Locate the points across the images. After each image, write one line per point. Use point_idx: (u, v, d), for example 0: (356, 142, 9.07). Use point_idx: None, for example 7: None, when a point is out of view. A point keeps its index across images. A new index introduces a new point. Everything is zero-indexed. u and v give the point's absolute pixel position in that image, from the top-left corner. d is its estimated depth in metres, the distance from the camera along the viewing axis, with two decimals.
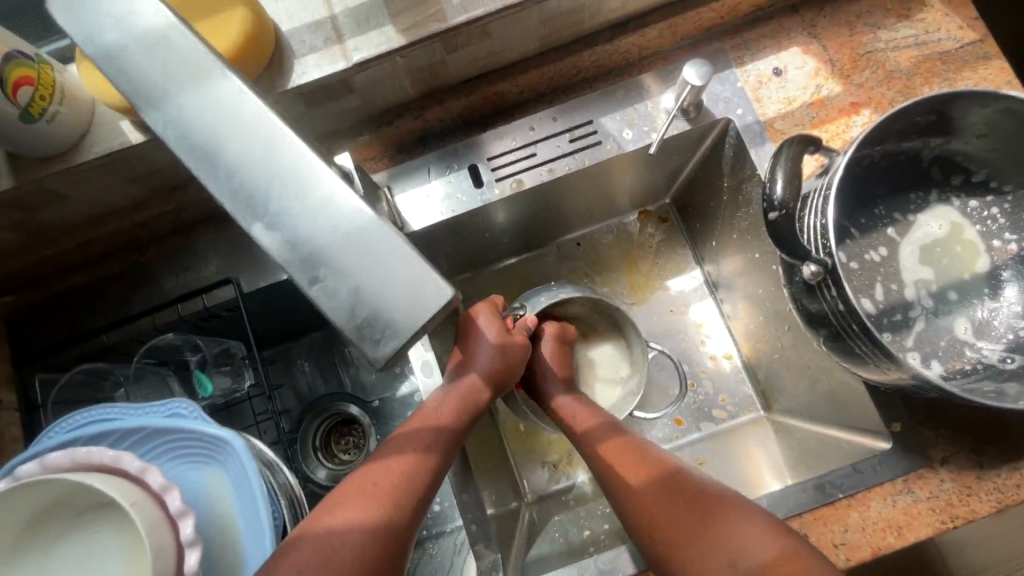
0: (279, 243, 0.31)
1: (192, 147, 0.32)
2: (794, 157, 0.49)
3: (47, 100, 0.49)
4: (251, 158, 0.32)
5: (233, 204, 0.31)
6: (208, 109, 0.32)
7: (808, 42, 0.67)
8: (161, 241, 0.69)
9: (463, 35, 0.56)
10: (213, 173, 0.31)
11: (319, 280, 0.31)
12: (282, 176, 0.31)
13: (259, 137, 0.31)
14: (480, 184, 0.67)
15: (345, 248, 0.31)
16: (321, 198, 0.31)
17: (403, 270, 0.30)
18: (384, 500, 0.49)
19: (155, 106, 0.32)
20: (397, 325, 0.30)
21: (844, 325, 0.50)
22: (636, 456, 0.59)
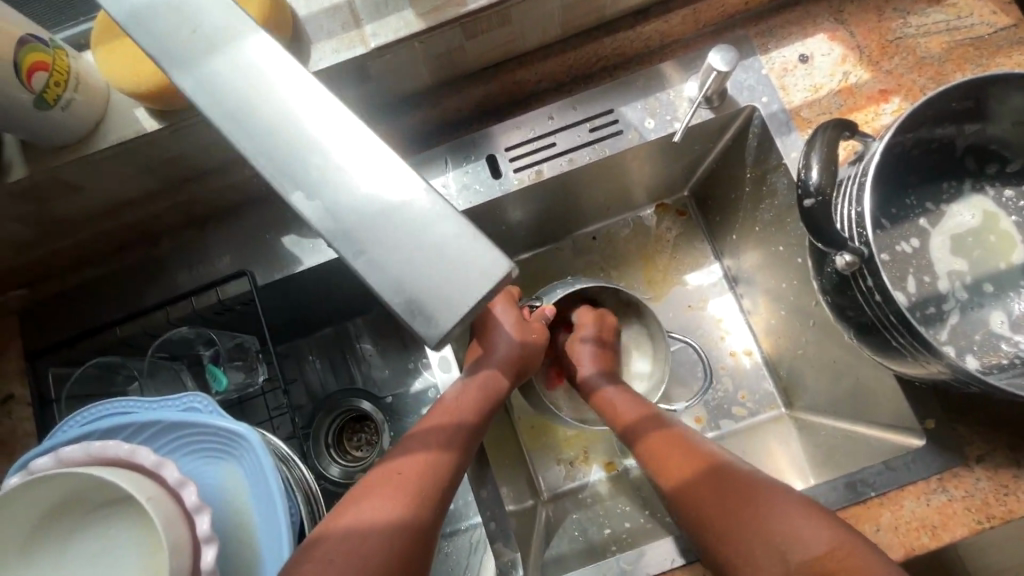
0: (320, 212, 0.26)
1: (223, 110, 0.27)
2: (829, 143, 0.47)
3: (61, 87, 0.48)
4: (286, 117, 0.27)
5: (266, 170, 0.26)
6: (239, 64, 0.27)
7: (835, 28, 0.65)
8: (175, 234, 0.68)
9: (483, 20, 0.54)
10: (243, 135, 0.27)
11: (364, 254, 0.25)
12: (322, 137, 0.26)
13: (295, 94, 0.27)
14: (498, 174, 0.65)
15: (392, 213, 0.25)
16: (367, 160, 0.26)
17: (458, 238, 0.25)
18: (409, 492, 0.47)
19: (177, 63, 0.27)
20: (455, 304, 0.24)
21: (880, 317, 0.48)
22: (678, 450, 0.57)
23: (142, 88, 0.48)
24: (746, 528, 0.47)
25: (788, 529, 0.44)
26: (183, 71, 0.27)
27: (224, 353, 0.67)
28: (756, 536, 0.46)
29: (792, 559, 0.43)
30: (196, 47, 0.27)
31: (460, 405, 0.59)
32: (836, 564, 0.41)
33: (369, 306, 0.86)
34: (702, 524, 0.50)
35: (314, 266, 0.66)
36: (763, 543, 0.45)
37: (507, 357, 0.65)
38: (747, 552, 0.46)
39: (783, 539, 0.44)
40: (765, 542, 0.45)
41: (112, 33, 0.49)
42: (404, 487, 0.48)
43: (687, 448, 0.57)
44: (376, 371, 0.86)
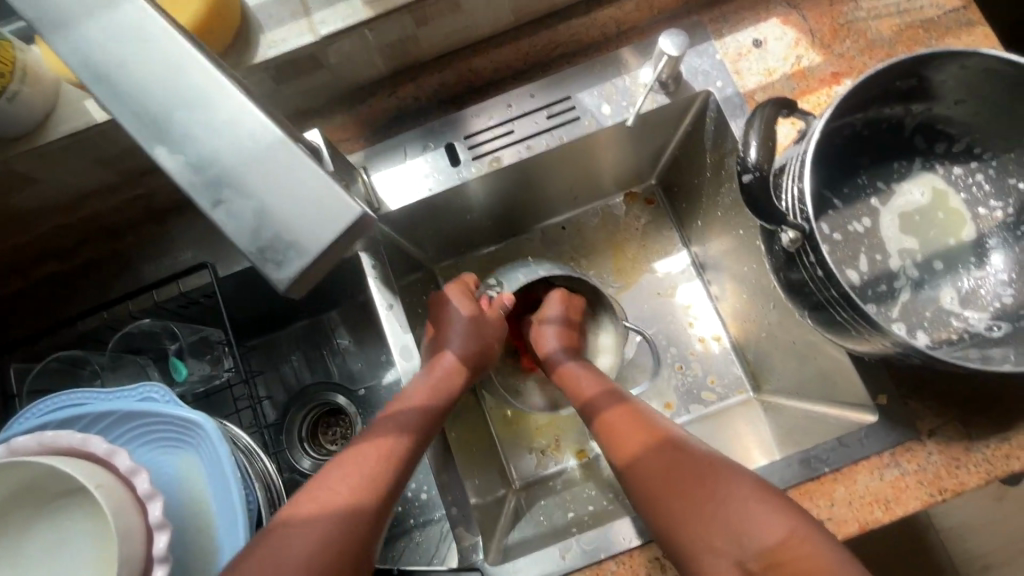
0: (185, 165, 0.29)
1: (91, 69, 0.29)
2: (768, 120, 0.47)
3: (7, 78, 0.48)
4: (150, 77, 0.29)
5: (135, 126, 0.29)
6: (108, 26, 0.29)
7: (788, 13, 0.66)
8: (136, 228, 0.68)
9: (433, 8, 0.55)
10: (115, 96, 0.29)
11: (227, 205, 0.29)
12: (184, 99, 0.29)
13: (155, 57, 0.29)
14: (457, 162, 0.66)
15: (249, 167, 0.29)
16: (223, 122, 0.29)
17: (308, 189, 0.29)
18: (358, 484, 0.49)
19: (56, 27, 0.29)
20: (305, 244, 0.29)
21: (825, 293, 0.49)
22: (642, 431, 0.57)
23: None
24: (705, 514, 0.47)
25: (749, 516, 0.45)
26: (60, 37, 0.29)
27: (187, 347, 0.68)
28: (716, 522, 0.46)
29: (751, 547, 0.44)
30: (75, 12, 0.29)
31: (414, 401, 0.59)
32: (794, 552, 0.42)
33: (340, 299, 0.86)
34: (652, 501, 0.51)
35: None
36: (724, 529, 0.46)
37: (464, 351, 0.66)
38: (707, 538, 0.46)
39: (744, 526, 0.45)
40: (726, 526, 0.46)
41: None
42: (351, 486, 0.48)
43: (643, 429, 0.57)
44: (350, 363, 0.86)
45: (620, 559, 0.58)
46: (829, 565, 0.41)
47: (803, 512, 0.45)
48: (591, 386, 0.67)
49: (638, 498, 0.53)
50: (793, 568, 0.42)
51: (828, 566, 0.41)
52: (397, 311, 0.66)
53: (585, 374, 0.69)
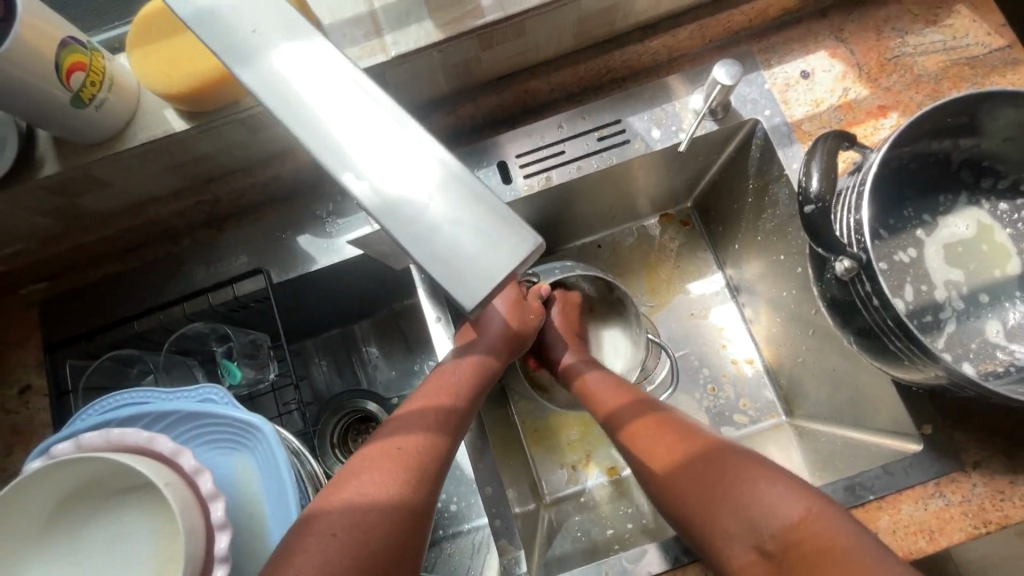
0: (371, 190, 0.26)
1: (268, 91, 0.27)
2: (829, 151, 0.49)
3: (96, 86, 0.50)
4: (335, 106, 0.27)
5: (317, 152, 0.26)
6: (293, 58, 0.28)
7: (835, 46, 0.68)
8: (193, 232, 0.70)
9: (500, 33, 0.57)
10: (296, 119, 0.27)
11: (406, 229, 0.25)
12: (370, 126, 0.26)
13: (340, 88, 0.27)
14: (509, 180, 0.67)
15: (433, 190, 0.25)
16: (411, 148, 0.26)
17: (490, 215, 0.25)
18: (408, 469, 0.47)
19: (241, 56, 0.28)
20: (485, 277, 0.24)
21: (879, 322, 0.50)
22: (665, 433, 0.57)
23: (175, 91, 0.50)
24: (718, 502, 0.48)
25: (760, 500, 0.46)
26: (241, 63, 0.28)
27: (237, 349, 0.69)
28: (732, 508, 0.47)
29: (767, 528, 0.45)
30: (256, 41, 0.28)
31: (456, 384, 0.59)
32: (811, 530, 0.43)
33: (376, 308, 0.88)
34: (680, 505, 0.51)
35: (328, 266, 0.68)
36: (737, 513, 0.47)
37: (499, 338, 0.65)
38: (723, 522, 0.47)
39: (758, 506, 0.46)
40: (739, 510, 0.47)
41: (149, 34, 0.51)
42: (407, 463, 0.48)
43: (676, 431, 0.56)
44: (382, 373, 0.87)
45: None
46: (846, 543, 0.41)
47: (816, 491, 0.46)
48: (618, 396, 0.66)
49: (671, 503, 0.52)
50: (809, 546, 0.42)
51: (843, 542, 0.42)
52: (445, 323, 0.68)
53: (616, 378, 0.70)
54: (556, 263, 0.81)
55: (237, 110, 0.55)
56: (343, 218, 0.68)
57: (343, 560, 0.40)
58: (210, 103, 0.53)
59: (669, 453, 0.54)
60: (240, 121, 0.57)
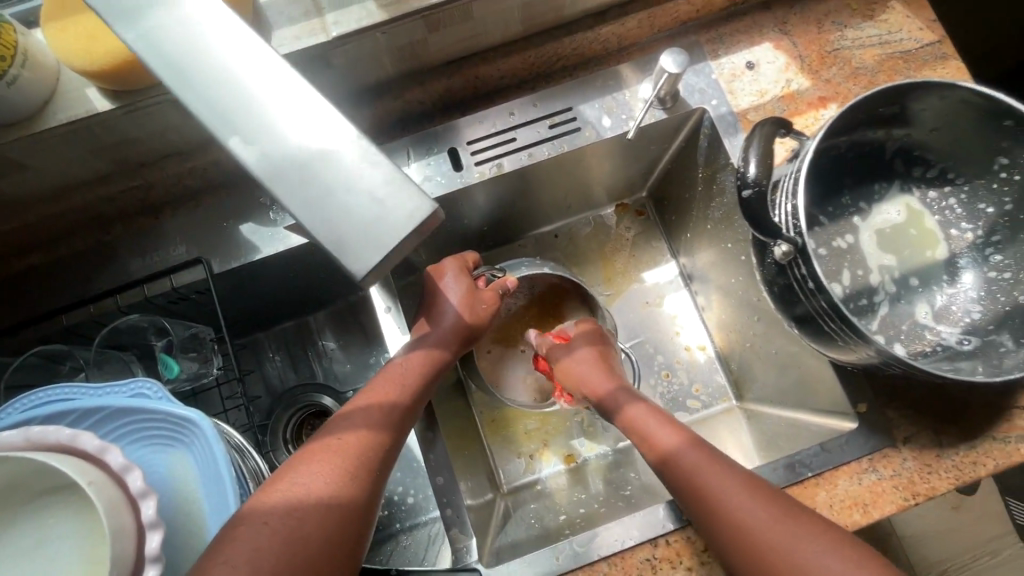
0: (261, 152, 0.26)
1: (157, 56, 0.27)
2: (766, 138, 0.50)
3: (6, 62, 0.47)
4: (225, 70, 0.27)
5: (205, 115, 0.26)
6: (192, 19, 0.27)
7: (779, 38, 0.70)
8: (127, 220, 0.66)
9: (445, 16, 0.56)
10: (187, 84, 0.27)
11: (298, 195, 0.26)
12: (261, 93, 0.27)
13: (237, 45, 0.27)
14: (460, 167, 0.67)
15: (329, 158, 0.26)
16: (303, 118, 0.27)
17: (383, 183, 0.26)
18: (347, 463, 0.46)
19: (130, 17, 0.27)
20: (380, 243, 0.25)
21: (815, 304, 0.51)
22: (689, 446, 0.55)
23: (93, 67, 0.47)
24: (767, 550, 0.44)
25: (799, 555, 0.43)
26: (125, 23, 0.27)
27: (177, 343, 0.66)
28: (766, 570, 0.44)
29: None
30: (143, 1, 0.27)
31: (403, 378, 0.57)
32: None
33: (329, 301, 0.85)
34: (693, 510, 0.51)
35: (272, 255, 0.66)
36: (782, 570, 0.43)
37: (450, 330, 0.64)
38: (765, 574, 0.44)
39: (795, 573, 0.42)
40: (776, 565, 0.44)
41: (66, 9, 0.48)
42: (349, 457, 0.47)
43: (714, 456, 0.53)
44: (336, 366, 0.85)
45: (612, 560, 0.59)
46: None
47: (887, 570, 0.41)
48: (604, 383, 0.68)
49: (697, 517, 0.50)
50: None
51: None
52: (396, 313, 0.67)
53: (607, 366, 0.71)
54: (524, 260, 0.80)
55: (168, 90, 0.52)
56: None
57: (276, 547, 0.38)
58: (137, 82, 0.51)
59: (690, 457, 0.53)
60: (172, 102, 0.54)
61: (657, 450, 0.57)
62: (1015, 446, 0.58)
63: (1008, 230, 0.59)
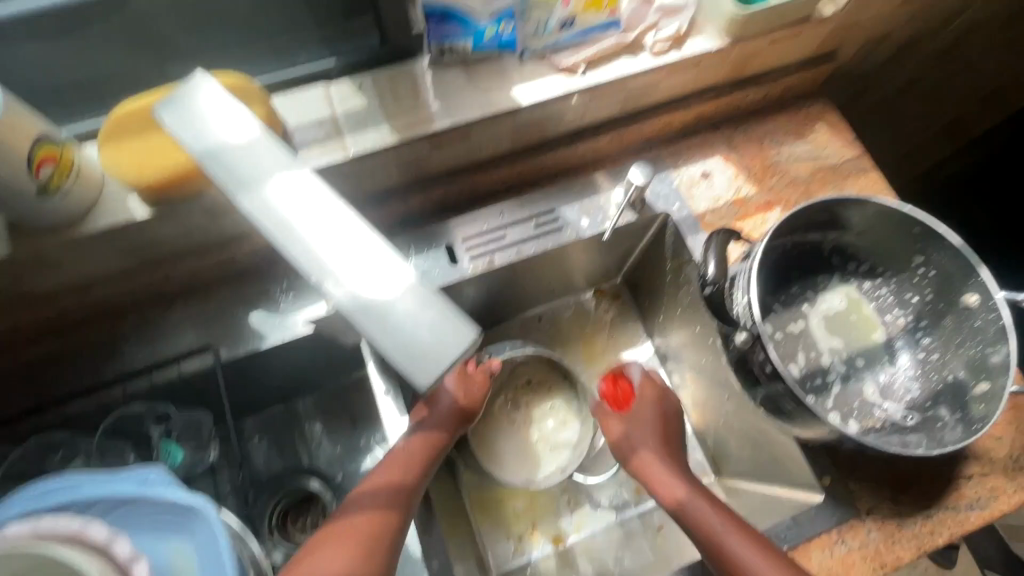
0: (347, 289, 0.37)
1: (271, 221, 0.39)
2: (721, 244, 0.59)
3: (65, 177, 0.54)
4: (318, 226, 0.39)
5: (303, 261, 0.38)
6: (288, 193, 0.39)
7: (728, 153, 0.82)
8: (139, 310, 0.70)
9: (447, 138, 0.66)
10: (292, 238, 0.38)
11: (377, 321, 0.37)
12: (345, 244, 0.38)
13: (326, 210, 0.39)
14: (455, 261, 0.74)
15: (397, 293, 0.38)
16: (373, 265, 0.38)
17: (439, 314, 0.38)
18: (360, 548, 0.49)
19: (254, 193, 0.39)
20: (437, 356, 0.36)
21: (774, 386, 0.58)
22: (699, 499, 0.67)
23: (140, 182, 0.54)
24: None
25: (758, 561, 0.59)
26: (250, 198, 0.39)
27: (177, 429, 0.69)
28: None
29: None
30: (261, 181, 0.40)
31: (407, 461, 0.61)
32: None
33: (323, 383, 0.88)
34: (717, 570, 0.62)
35: (279, 343, 0.70)
36: None
37: (447, 412, 0.67)
38: None
39: None
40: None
41: (120, 133, 0.55)
42: (361, 541, 0.49)
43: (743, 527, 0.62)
44: (327, 449, 0.87)
45: None
46: None
47: None
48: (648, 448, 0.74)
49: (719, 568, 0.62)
50: None
51: None
52: (394, 396, 0.71)
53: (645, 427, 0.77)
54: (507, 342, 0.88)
55: (202, 200, 0.59)
56: (296, 296, 0.71)
57: None
58: (178, 195, 0.57)
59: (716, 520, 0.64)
60: (204, 209, 0.60)
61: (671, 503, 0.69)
62: (965, 514, 0.64)
63: (931, 316, 0.68)
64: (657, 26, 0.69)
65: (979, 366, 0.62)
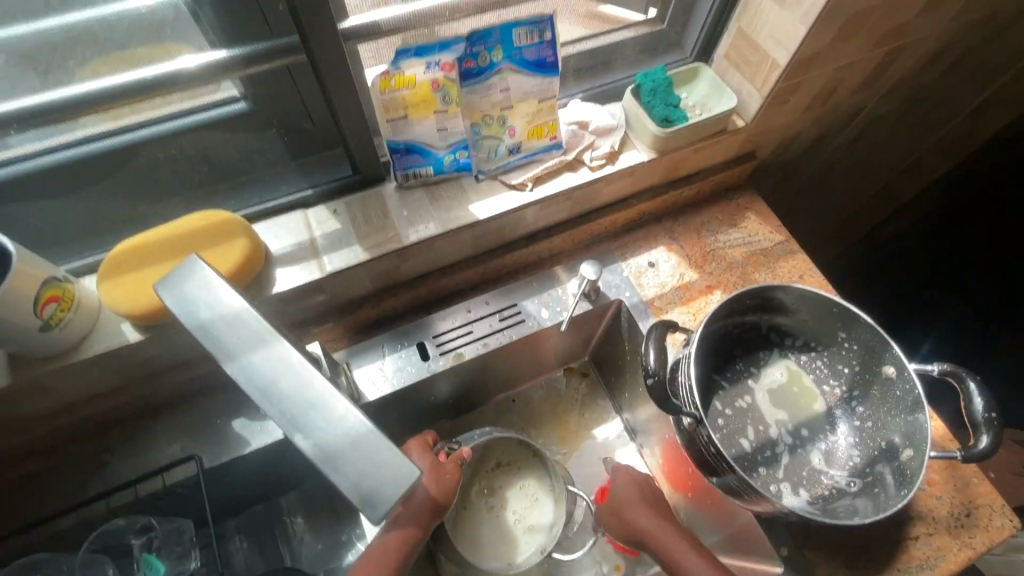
0: (315, 445, 0.37)
1: (252, 384, 0.38)
2: (659, 337, 0.66)
3: (66, 310, 0.60)
4: (293, 388, 0.38)
5: (278, 421, 0.37)
6: (269, 356, 0.39)
7: (670, 243, 0.92)
8: (126, 423, 0.74)
9: (414, 251, 0.74)
10: (269, 399, 0.38)
11: (338, 473, 0.36)
12: (319, 404, 0.38)
13: (301, 373, 0.39)
14: (427, 357, 0.80)
15: (354, 445, 0.37)
16: (337, 420, 0.37)
17: (390, 460, 0.37)
18: None
19: (233, 355, 0.39)
20: (385, 503, 0.35)
21: (720, 465, 0.63)
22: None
23: (132, 310, 0.60)
24: None
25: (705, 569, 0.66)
26: (231, 361, 0.39)
27: (158, 539, 0.71)
28: None
29: None
30: (243, 344, 0.39)
31: (383, 562, 0.65)
32: None
33: (304, 479, 0.91)
34: None
35: (261, 447, 0.73)
36: None
37: (421, 506, 0.70)
38: None
39: None
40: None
41: (118, 270, 0.62)
42: None
43: None
44: (308, 547, 0.88)
45: None
46: None
47: None
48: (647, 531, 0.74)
49: None
50: None
51: None
52: None
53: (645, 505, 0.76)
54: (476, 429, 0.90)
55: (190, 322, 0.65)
56: None
57: None
58: (168, 321, 0.63)
59: None
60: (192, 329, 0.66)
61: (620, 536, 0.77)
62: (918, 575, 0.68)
63: (862, 386, 0.75)
64: (593, 145, 0.80)
65: (908, 434, 0.68)
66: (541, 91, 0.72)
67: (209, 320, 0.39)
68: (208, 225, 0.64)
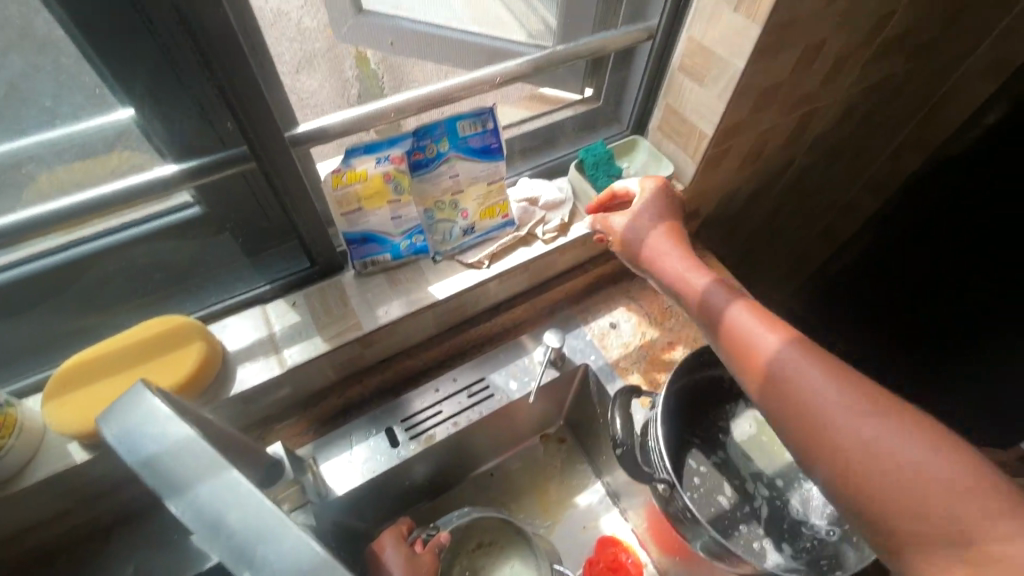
0: None
1: (198, 522, 0.32)
2: (623, 405, 0.67)
3: (6, 436, 0.57)
4: (244, 525, 0.32)
5: (228, 563, 0.31)
6: (216, 489, 0.32)
7: (629, 303, 0.94)
8: (76, 548, 0.69)
9: (375, 336, 0.74)
10: (216, 539, 0.31)
11: None
12: (271, 535, 0.31)
13: (253, 504, 0.32)
14: (396, 443, 0.78)
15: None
16: (288, 554, 0.31)
17: None
18: None
19: (176, 490, 0.32)
20: None
21: (699, 531, 0.63)
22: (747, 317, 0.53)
23: (81, 429, 0.57)
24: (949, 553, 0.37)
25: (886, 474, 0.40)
26: (175, 498, 0.32)
27: None
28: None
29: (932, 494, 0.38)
30: (189, 477, 0.33)
31: None
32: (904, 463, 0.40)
33: None
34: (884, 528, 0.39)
35: None
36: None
37: None
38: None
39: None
40: (810, 446, 0.45)
41: (66, 387, 0.60)
42: None
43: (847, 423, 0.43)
44: None
45: None
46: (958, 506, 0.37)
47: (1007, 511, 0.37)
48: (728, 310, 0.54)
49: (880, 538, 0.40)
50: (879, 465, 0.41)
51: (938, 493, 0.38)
52: None
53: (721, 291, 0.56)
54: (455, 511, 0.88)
55: None
56: None
57: None
58: None
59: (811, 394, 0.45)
60: None
61: (756, 370, 0.50)
62: None
63: None
64: (544, 219, 0.83)
65: None
66: (489, 175, 0.76)
67: (156, 451, 0.33)
68: (163, 331, 0.63)
